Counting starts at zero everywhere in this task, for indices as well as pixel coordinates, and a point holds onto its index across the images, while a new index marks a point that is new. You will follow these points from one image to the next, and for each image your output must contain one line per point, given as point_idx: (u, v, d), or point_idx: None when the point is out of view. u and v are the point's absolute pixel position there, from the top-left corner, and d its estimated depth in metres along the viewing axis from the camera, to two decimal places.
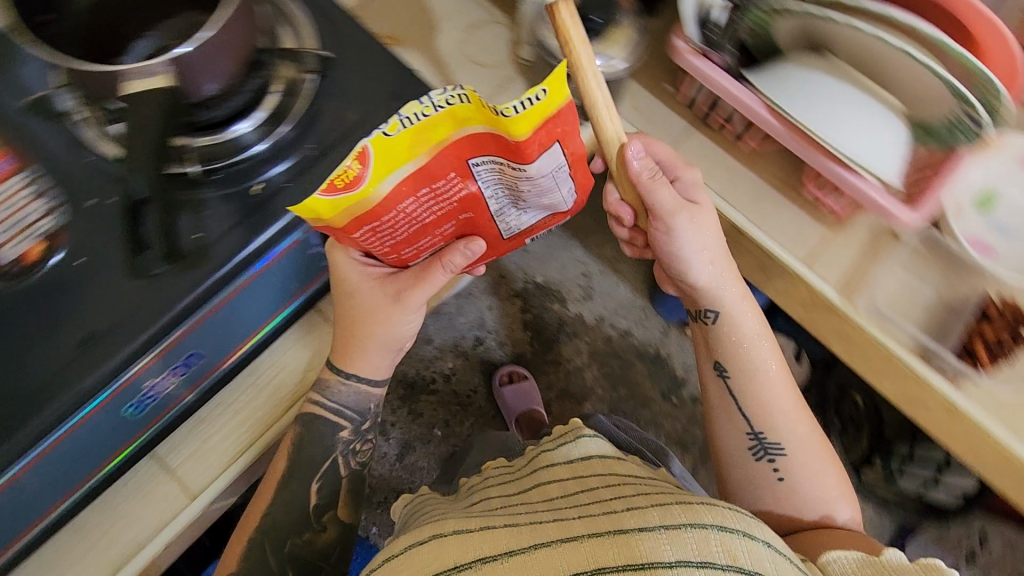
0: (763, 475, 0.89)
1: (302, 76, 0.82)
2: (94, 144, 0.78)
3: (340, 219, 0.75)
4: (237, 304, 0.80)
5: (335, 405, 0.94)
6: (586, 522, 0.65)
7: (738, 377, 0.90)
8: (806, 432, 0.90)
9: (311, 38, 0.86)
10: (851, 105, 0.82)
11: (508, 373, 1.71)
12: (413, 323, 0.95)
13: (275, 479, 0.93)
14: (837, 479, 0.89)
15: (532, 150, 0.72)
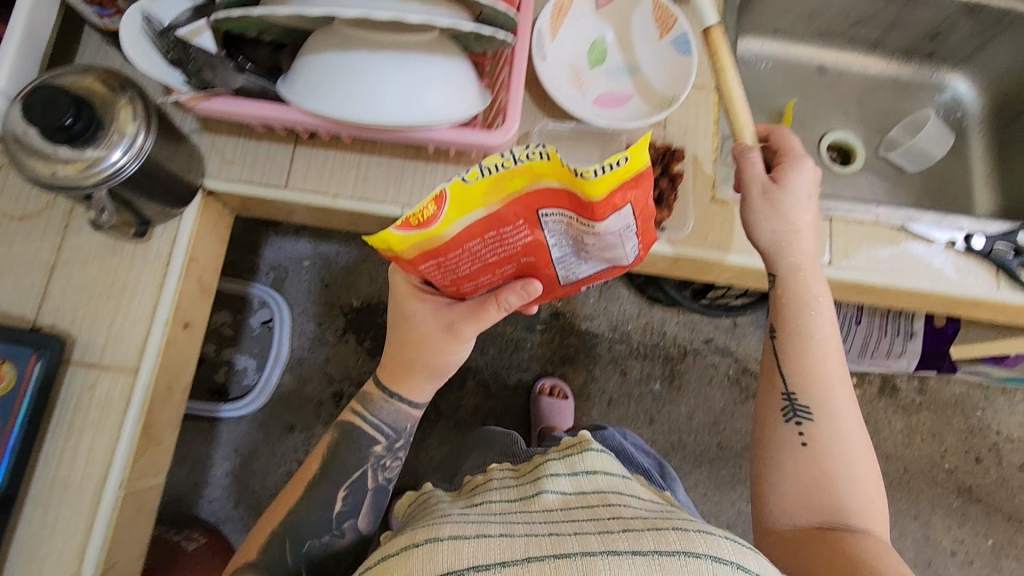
0: (790, 449, 0.61)
1: None
2: None
3: (409, 253, 0.60)
4: None
5: (379, 423, 0.78)
6: (558, 539, 0.47)
7: (811, 347, 0.63)
8: (847, 402, 0.63)
9: None
10: (379, 90, 0.53)
11: (546, 386, 1.45)
12: (466, 356, 0.76)
13: (304, 484, 0.76)
14: (870, 484, 0.59)
15: (603, 211, 0.54)
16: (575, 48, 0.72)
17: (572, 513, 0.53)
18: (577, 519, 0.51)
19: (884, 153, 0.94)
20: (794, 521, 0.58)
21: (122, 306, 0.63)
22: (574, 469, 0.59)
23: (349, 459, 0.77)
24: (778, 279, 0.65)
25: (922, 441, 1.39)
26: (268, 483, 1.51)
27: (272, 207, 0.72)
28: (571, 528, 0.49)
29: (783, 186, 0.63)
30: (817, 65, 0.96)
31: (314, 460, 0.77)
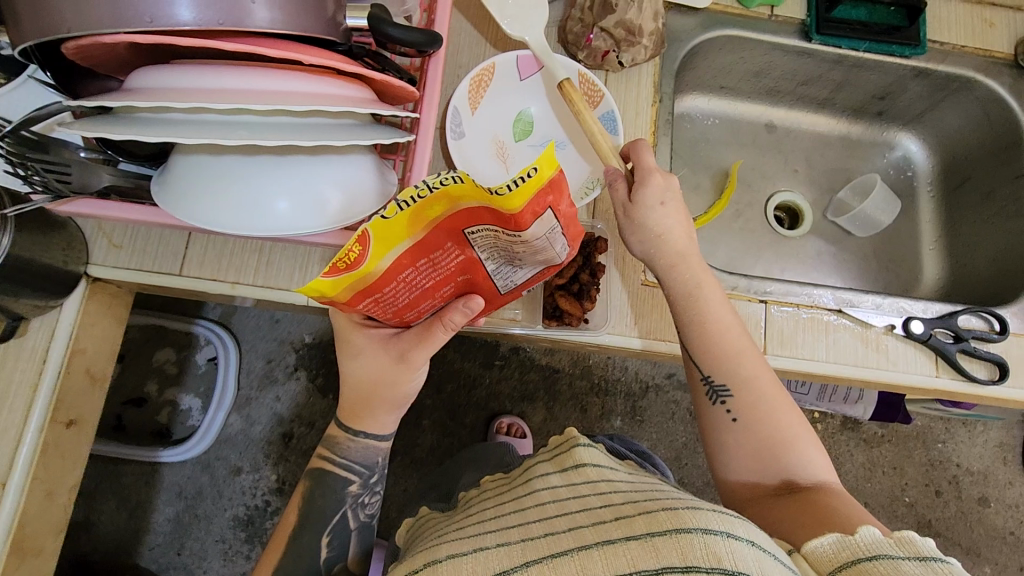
0: (726, 431, 0.59)
1: None
2: None
3: (342, 295, 0.50)
4: None
5: (345, 463, 0.69)
6: (553, 537, 0.44)
7: (717, 358, 0.60)
8: (777, 391, 0.59)
9: None
10: (264, 199, 0.48)
11: (502, 424, 1.36)
12: (418, 388, 0.65)
13: (283, 538, 0.68)
14: (815, 452, 0.57)
15: (528, 220, 0.45)
16: (497, 121, 0.69)
17: (568, 504, 0.49)
18: (571, 510, 0.47)
19: (834, 218, 0.92)
20: (759, 484, 0.56)
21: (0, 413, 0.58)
22: (569, 471, 0.55)
23: (325, 506, 0.69)
24: (672, 291, 0.61)
25: (884, 474, 1.34)
26: (215, 536, 1.32)
27: (174, 290, 0.67)
28: (566, 520, 0.45)
29: (646, 196, 0.57)
30: (764, 121, 0.92)
31: (289, 510, 0.69)
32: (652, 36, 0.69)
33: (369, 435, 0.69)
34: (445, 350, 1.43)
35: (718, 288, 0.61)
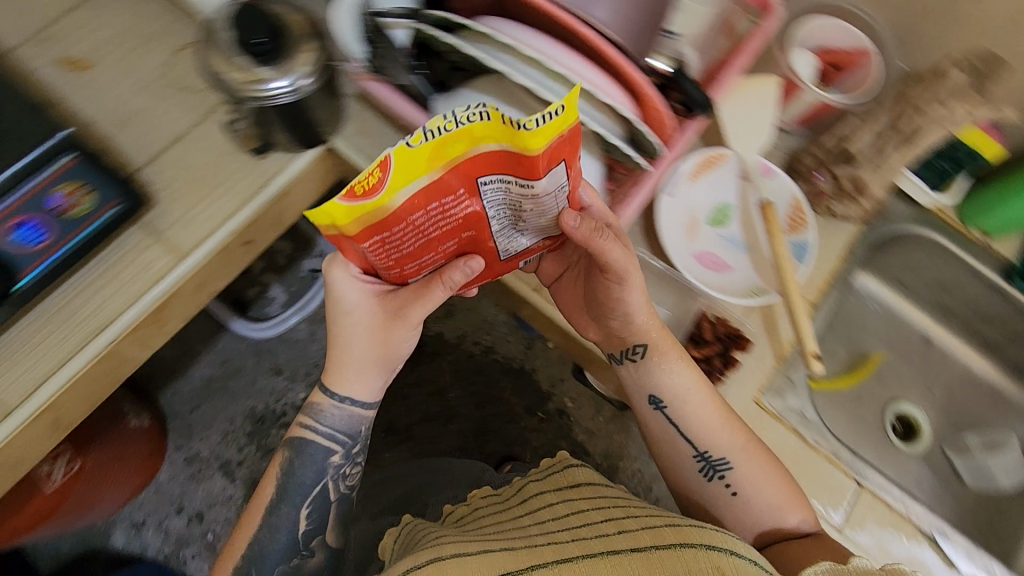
0: (718, 494, 0.66)
1: None
2: None
3: (352, 228, 0.51)
4: None
5: (321, 427, 0.70)
6: (559, 546, 0.55)
7: (683, 421, 0.66)
8: (759, 451, 0.65)
9: None
10: None
11: None
12: (406, 341, 0.66)
13: (266, 501, 0.70)
14: (800, 499, 0.64)
15: (542, 168, 0.50)
16: (696, 201, 0.73)
17: (570, 520, 0.61)
18: (595, 521, 0.59)
19: (950, 452, 0.88)
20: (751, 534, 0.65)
21: (229, 205, 0.67)
22: (564, 486, 0.69)
23: (305, 477, 0.70)
24: (643, 364, 0.67)
25: None
26: (227, 414, 1.40)
27: None
28: (569, 535, 0.58)
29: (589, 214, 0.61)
30: (922, 333, 0.92)
31: (270, 479, 0.71)
32: (872, 201, 0.72)
33: (350, 401, 0.69)
34: (503, 376, 1.45)
35: (671, 346, 0.67)
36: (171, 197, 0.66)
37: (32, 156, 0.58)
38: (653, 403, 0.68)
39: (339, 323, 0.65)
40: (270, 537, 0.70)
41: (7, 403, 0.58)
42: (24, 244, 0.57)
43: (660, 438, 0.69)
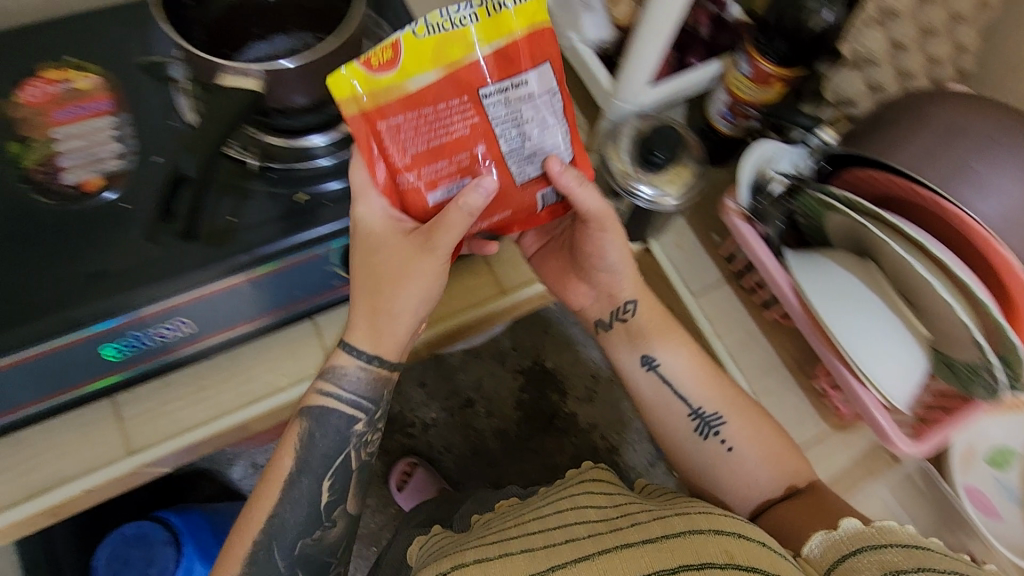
0: (710, 451, 0.65)
1: None
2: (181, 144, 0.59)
3: (364, 97, 0.49)
4: (266, 289, 0.60)
5: (345, 394, 0.59)
6: (574, 544, 0.51)
7: (741, 442, 0.64)
8: (749, 407, 0.65)
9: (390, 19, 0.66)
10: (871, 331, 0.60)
11: None
12: (423, 263, 0.53)
13: (283, 475, 0.59)
14: (781, 462, 0.63)
15: (527, 61, 0.50)
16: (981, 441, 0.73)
17: (576, 525, 0.55)
18: (621, 526, 0.53)
19: None
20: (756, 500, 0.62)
21: None
22: (591, 492, 0.60)
23: (326, 448, 0.59)
24: (665, 368, 0.67)
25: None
26: None
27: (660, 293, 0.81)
28: (609, 557, 0.52)
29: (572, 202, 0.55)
30: None
31: (286, 452, 0.59)
32: None
33: (374, 362, 0.58)
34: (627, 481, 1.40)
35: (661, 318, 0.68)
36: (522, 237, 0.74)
37: None
38: (692, 412, 0.66)
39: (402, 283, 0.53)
40: (273, 511, 0.59)
41: None
42: None
43: (706, 444, 0.65)
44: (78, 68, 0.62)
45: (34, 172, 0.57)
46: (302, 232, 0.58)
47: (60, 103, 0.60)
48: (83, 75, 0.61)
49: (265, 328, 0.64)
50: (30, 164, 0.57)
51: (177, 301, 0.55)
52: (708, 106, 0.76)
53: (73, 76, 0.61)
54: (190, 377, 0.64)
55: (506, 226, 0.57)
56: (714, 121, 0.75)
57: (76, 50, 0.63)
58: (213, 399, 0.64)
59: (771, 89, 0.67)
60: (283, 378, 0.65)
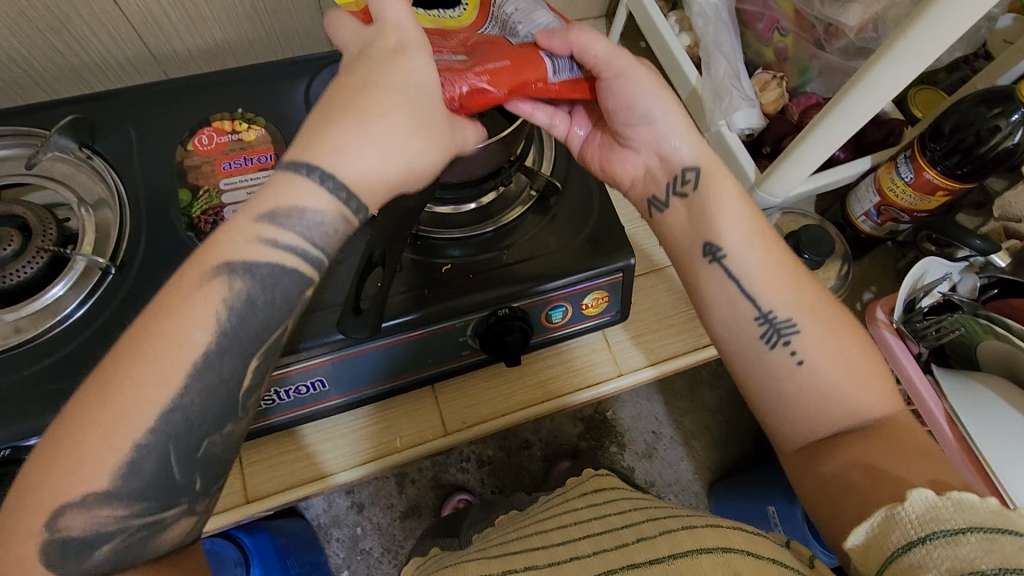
0: (775, 362, 0.52)
1: (527, 190, 0.65)
2: None
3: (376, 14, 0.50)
4: (399, 357, 0.60)
5: (291, 238, 0.41)
6: (596, 559, 0.47)
7: (812, 350, 0.50)
8: (835, 311, 0.52)
9: None
10: None
11: None
12: (386, 113, 0.42)
13: (192, 354, 0.39)
14: (873, 385, 0.50)
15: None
16: None
17: (586, 529, 0.53)
18: (618, 532, 0.51)
19: None
20: (864, 484, 0.46)
21: (691, 342, 0.73)
22: (592, 505, 0.59)
23: (261, 317, 0.41)
24: (733, 259, 0.52)
25: None
26: None
27: None
28: (585, 547, 0.49)
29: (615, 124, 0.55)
30: None
31: (199, 323, 0.39)
32: None
33: (347, 198, 0.42)
34: None
35: (757, 211, 0.54)
36: (644, 315, 0.74)
37: (606, 264, 0.61)
38: (759, 317, 0.52)
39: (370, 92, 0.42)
40: (170, 402, 0.39)
41: (451, 423, 0.67)
42: (551, 319, 0.65)
43: (773, 354, 0.52)
44: (246, 117, 0.65)
45: (201, 221, 0.60)
46: (441, 308, 0.58)
47: (228, 151, 0.63)
48: (251, 127, 0.64)
49: (389, 391, 0.64)
50: (197, 213, 0.60)
51: (293, 367, 0.56)
52: (846, 203, 0.75)
53: (242, 127, 0.64)
54: (313, 430, 0.65)
55: (512, 87, 0.48)
56: (856, 222, 0.73)
57: (248, 99, 0.66)
58: (332, 453, 0.64)
59: (933, 199, 0.64)
60: (401, 438, 0.66)
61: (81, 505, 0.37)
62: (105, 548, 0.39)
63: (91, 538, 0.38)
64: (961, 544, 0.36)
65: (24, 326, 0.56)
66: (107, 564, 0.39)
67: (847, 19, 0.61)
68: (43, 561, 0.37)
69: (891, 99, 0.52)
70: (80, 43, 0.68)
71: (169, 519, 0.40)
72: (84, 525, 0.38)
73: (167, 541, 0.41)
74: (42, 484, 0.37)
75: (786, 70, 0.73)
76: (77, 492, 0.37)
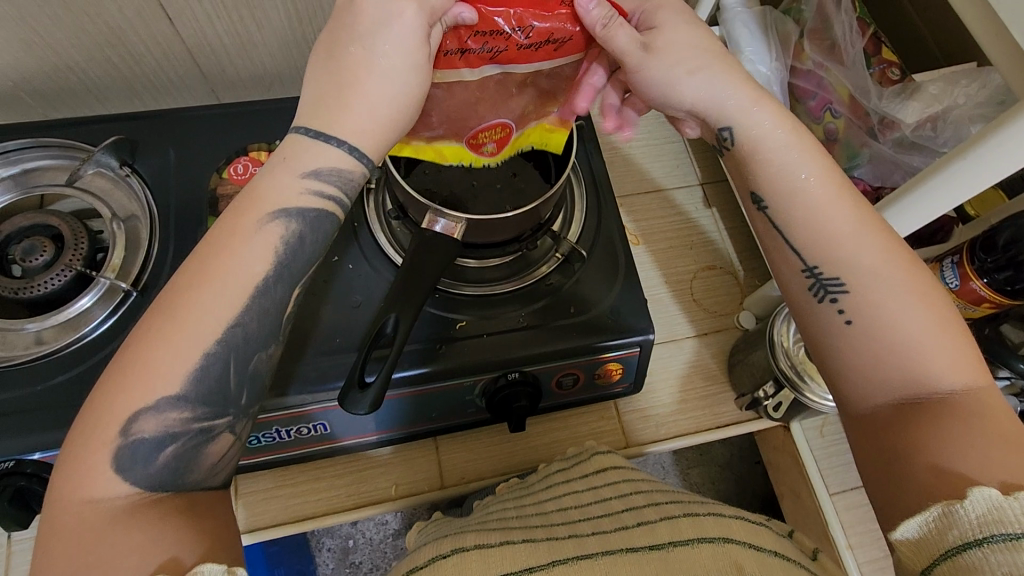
0: (824, 321, 0.45)
1: (553, 255, 0.63)
2: (366, 246, 0.62)
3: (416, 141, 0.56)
4: (412, 405, 0.60)
5: (327, 190, 0.46)
6: (591, 539, 0.43)
7: (866, 309, 0.44)
8: (907, 266, 0.44)
9: (583, 174, 0.69)
10: None
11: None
12: (381, 48, 0.45)
13: (255, 282, 0.44)
14: (949, 351, 0.42)
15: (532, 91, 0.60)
16: None
17: (590, 511, 0.48)
18: (614, 509, 0.47)
19: None
20: (930, 477, 0.38)
21: (713, 416, 0.71)
22: (591, 474, 0.56)
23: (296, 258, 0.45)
24: (775, 211, 0.48)
25: None
26: None
27: (790, 474, 0.75)
28: (587, 527, 0.45)
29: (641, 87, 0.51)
30: None
31: (263, 257, 0.44)
32: None
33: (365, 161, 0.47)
34: None
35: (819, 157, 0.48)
36: (659, 387, 0.72)
37: (625, 338, 0.60)
38: (805, 270, 0.47)
39: (363, 35, 0.45)
40: (232, 321, 0.43)
41: (448, 475, 0.66)
42: (561, 386, 0.63)
43: (819, 311, 0.46)
44: None
45: None
46: (452, 366, 0.58)
47: None
48: None
49: (390, 438, 0.63)
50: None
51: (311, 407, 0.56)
52: None
53: None
54: (311, 467, 0.65)
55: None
56: None
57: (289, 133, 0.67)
58: (352, 487, 0.65)
59: (978, 308, 0.61)
60: (396, 486, 0.65)
61: (154, 408, 0.41)
62: (165, 454, 0.41)
63: (160, 440, 0.41)
64: (1020, 551, 0.31)
65: (45, 337, 0.57)
66: (164, 468, 0.41)
67: (905, 115, 0.62)
68: (111, 463, 0.40)
69: (985, 185, 0.46)
70: (135, 59, 0.70)
71: (217, 431, 0.44)
72: (154, 428, 0.41)
73: (210, 454, 0.43)
74: (109, 396, 0.40)
75: (834, 152, 0.69)
76: (148, 398, 0.40)
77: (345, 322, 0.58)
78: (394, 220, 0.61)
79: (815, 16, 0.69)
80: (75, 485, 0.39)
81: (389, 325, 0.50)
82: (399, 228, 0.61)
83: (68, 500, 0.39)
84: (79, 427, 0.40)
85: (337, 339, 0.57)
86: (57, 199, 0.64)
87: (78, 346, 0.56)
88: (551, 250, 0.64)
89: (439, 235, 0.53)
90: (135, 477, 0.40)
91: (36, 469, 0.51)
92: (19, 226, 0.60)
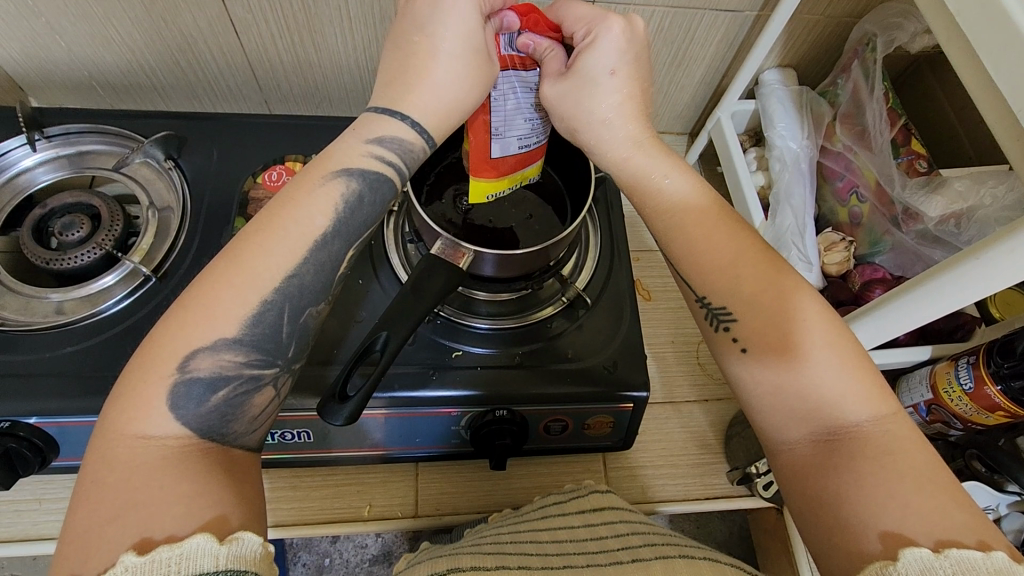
0: (724, 351, 0.48)
1: (561, 300, 0.64)
2: (381, 262, 0.64)
3: None
4: (405, 426, 0.60)
5: (386, 153, 0.48)
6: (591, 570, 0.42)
7: (756, 335, 0.46)
8: (795, 287, 0.47)
9: (600, 225, 0.70)
10: None
11: None
12: (441, 32, 0.48)
13: (315, 234, 0.45)
14: (850, 370, 0.43)
15: (504, 165, 0.53)
16: None
17: (586, 542, 0.48)
18: (611, 548, 0.46)
19: None
20: (874, 543, 0.38)
21: (705, 486, 0.68)
22: (589, 511, 0.53)
23: (315, 212, 0.46)
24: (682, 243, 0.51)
25: None
26: None
27: (779, 561, 0.71)
28: (583, 559, 0.45)
29: (547, 102, 0.52)
30: None
31: (322, 210, 0.46)
32: None
33: (425, 134, 0.49)
34: None
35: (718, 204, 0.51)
36: (652, 448, 0.70)
37: (618, 393, 0.59)
38: (698, 301, 0.50)
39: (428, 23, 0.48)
40: (290, 271, 0.44)
41: (422, 505, 0.65)
42: (549, 431, 0.63)
43: (720, 341, 0.48)
44: None
45: None
46: (442, 395, 0.58)
47: None
48: None
49: (376, 457, 0.63)
50: None
51: (301, 414, 0.56)
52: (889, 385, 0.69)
53: None
54: (291, 473, 0.65)
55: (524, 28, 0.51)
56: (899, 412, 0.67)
57: None
58: (339, 500, 0.64)
59: (991, 416, 0.58)
60: (371, 506, 0.65)
61: (210, 348, 0.42)
62: (218, 396, 0.42)
63: (212, 380, 0.42)
64: None
65: (66, 308, 0.60)
66: (213, 412, 0.42)
67: (927, 209, 0.62)
68: (166, 399, 0.40)
69: (992, 293, 0.45)
70: (199, 64, 0.75)
71: (264, 380, 0.44)
72: (209, 366, 0.42)
73: (254, 406, 0.44)
74: (176, 330, 0.42)
75: (856, 235, 0.70)
76: (207, 336, 0.42)
77: (345, 338, 0.59)
78: (410, 243, 0.64)
79: (849, 100, 0.70)
80: (125, 415, 0.40)
81: (379, 344, 0.51)
82: (414, 251, 0.63)
83: (119, 432, 0.39)
84: (134, 365, 0.41)
85: (334, 351, 0.58)
86: (105, 181, 0.68)
87: (91, 320, 0.59)
88: (559, 294, 0.64)
89: (442, 260, 0.53)
90: (185, 415, 0.41)
91: (28, 434, 0.53)
92: (63, 202, 0.64)
